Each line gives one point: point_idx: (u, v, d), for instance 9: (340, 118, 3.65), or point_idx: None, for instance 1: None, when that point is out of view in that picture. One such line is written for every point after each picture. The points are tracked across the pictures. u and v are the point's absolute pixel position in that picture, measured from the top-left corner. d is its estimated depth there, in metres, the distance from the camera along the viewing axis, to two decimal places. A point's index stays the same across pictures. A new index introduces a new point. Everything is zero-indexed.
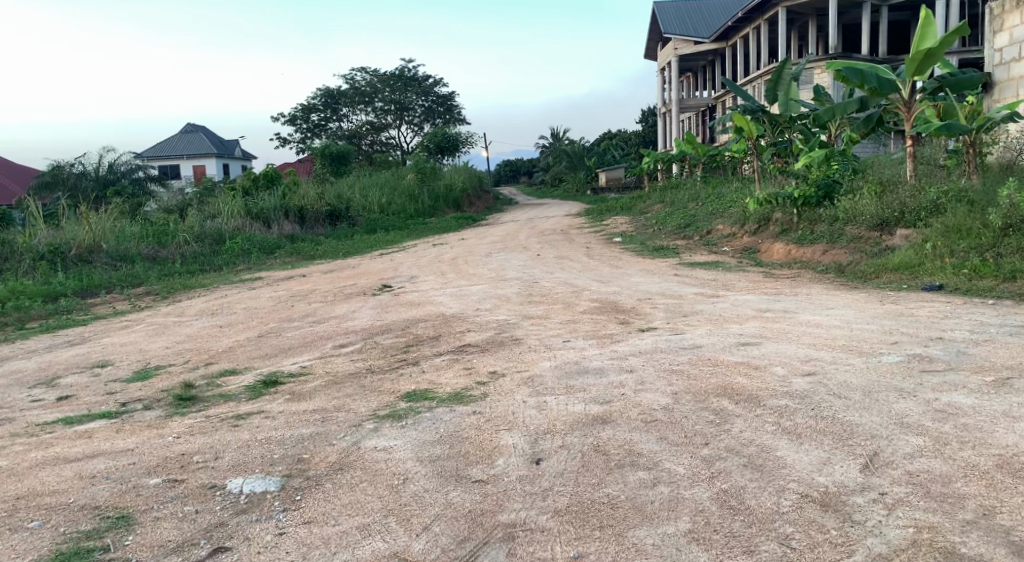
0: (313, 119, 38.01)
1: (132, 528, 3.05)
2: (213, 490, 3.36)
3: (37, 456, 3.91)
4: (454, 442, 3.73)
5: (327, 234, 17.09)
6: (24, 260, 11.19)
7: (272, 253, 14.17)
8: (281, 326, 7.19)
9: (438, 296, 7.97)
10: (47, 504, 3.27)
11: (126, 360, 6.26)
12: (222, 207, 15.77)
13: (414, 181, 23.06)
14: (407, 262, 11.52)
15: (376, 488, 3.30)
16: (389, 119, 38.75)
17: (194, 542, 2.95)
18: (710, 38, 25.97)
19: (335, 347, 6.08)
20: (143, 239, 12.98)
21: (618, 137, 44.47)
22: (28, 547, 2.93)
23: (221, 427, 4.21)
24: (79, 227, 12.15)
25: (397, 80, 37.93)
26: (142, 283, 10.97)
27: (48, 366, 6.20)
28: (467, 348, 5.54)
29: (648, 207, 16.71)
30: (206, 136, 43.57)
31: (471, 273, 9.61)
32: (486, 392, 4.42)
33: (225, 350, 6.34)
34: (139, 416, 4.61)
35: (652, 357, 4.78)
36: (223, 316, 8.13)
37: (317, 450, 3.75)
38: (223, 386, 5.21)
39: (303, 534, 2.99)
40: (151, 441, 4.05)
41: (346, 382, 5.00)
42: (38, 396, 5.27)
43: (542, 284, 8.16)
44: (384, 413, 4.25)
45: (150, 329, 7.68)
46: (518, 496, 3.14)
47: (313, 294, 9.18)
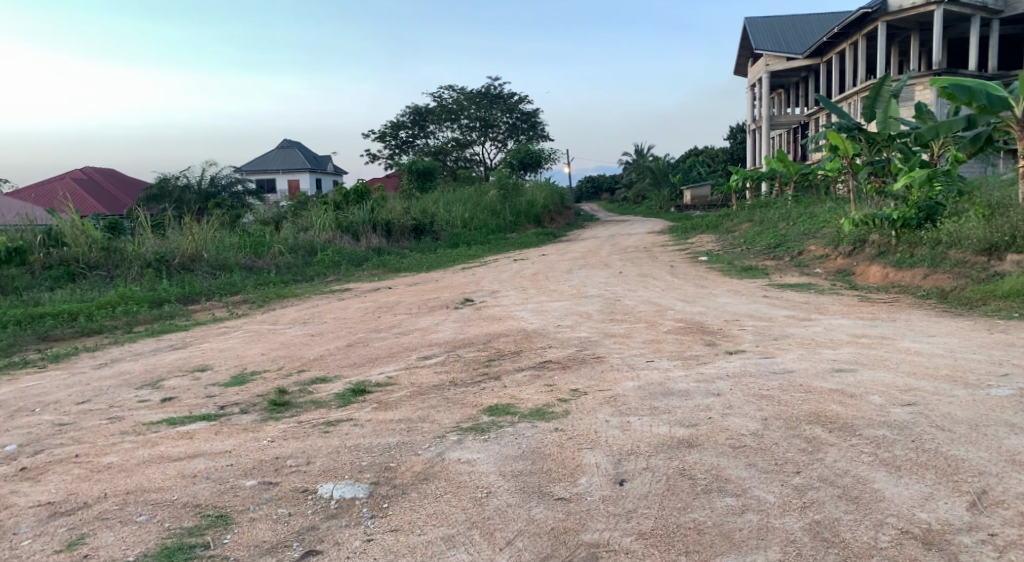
0: (401, 136, 39.15)
1: (230, 527, 3.18)
2: (305, 494, 3.48)
3: (143, 454, 4.14)
4: (537, 458, 3.74)
5: (411, 248, 17.46)
6: (132, 268, 11.89)
7: (360, 265, 14.59)
8: (368, 337, 7.38)
9: (521, 311, 8.02)
10: (154, 501, 3.46)
11: (224, 364, 6.56)
12: (315, 221, 16.37)
13: (497, 197, 23.32)
14: (489, 277, 11.63)
15: (460, 500, 3.35)
16: (474, 136, 39.18)
17: (288, 544, 3.06)
18: (805, 55, 25.29)
19: (419, 358, 6.21)
20: (240, 250, 13.61)
21: (705, 154, 43.86)
22: (136, 539, 3.10)
23: (311, 433, 4.35)
24: (183, 238, 12.82)
25: (483, 97, 38.93)
26: (239, 292, 11.47)
27: (153, 368, 6.56)
28: (549, 365, 5.56)
29: (736, 225, 16.39)
30: (301, 151, 45.42)
31: (552, 289, 9.65)
32: (568, 410, 4.42)
33: (315, 358, 6.56)
34: (236, 419, 4.82)
35: (740, 381, 4.67)
36: (313, 325, 8.41)
37: (403, 460, 3.83)
38: (314, 392, 5.39)
39: (390, 541, 3.06)
40: (247, 444, 4.24)
41: (430, 394, 5.09)
42: (144, 397, 5.58)
43: (625, 302, 8.12)
44: (467, 426, 4.31)
45: (247, 335, 8.03)
46: (601, 517, 3.12)
47: (399, 305, 9.42)
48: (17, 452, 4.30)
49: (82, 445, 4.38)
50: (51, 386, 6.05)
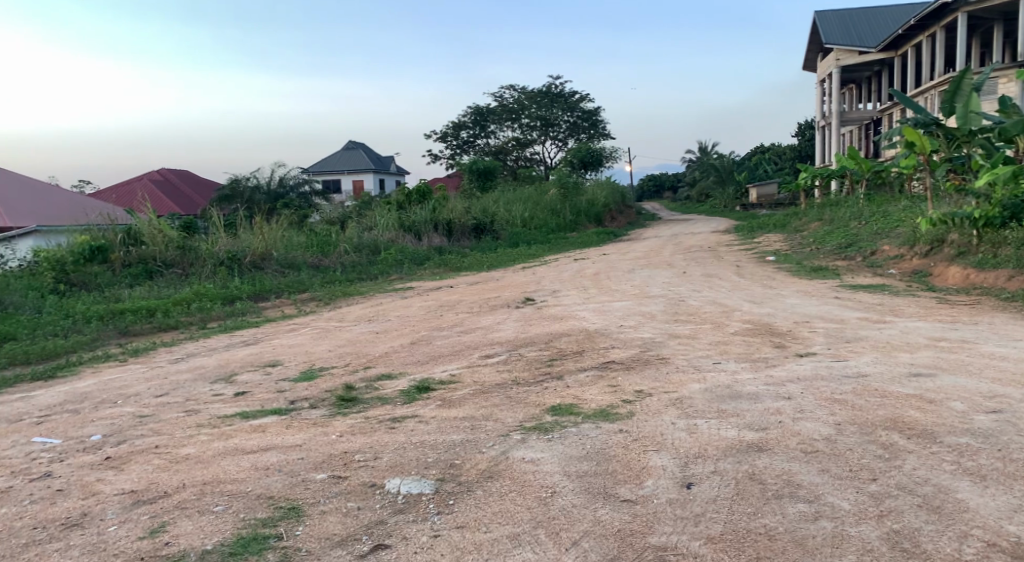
0: (462, 136, 39.53)
1: (301, 519, 3.26)
2: (373, 489, 3.54)
3: (219, 446, 4.29)
4: (602, 459, 3.72)
5: (471, 247, 17.58)
6: (206, 266, 12.30)
7: (422, 264, 14.77)
8: (431, 335, 7.46)
9: (583, 311, 7.98)
10: (229, 491, 3.57)
11: (293, 360, 6.74)
12: (378, 220, 16.68)
13: (557, 197, 23.29)
14: (550, 276, 11.61)
15: (525, 499, 3.36)
16: (534, 135, 39.20)
17: (357, 538, 3.12)
18: (878, 48, 24.45)
19: (482, 357, 6.24)
20: (308, 250, 13.97)
21: (771, 152, 42.89)
22: (213, 528, 3.21)
23: (378, 429, 4.43)
24: (254, 237, 13.20)
25: (544, 96, 38.87)
26: (306, 289, 11.75)
27: (226, 363, 6.78)
28: (612, 365, 5.53)
29: (804, 224, 15.98)
30: (365, 152, 46.24)
31: (614, 289, 9.59)
32: (633, 411, 4.38)
33: (380, 355, 6.67)
34: (306, 413, 4.95)
35: (812, 385, 4.55)
36: (378, 323, 8.54)
37: (468, 457, 3.86)
38: (380, 389, 5.48)
39: (456, 538, 3.09)
40: (316, 438, 4.34)
41: (493, 393, 5.11)
42: (218, 390, 5.77)
43: (690, 302, 8.01)
44: (530, 425, 4.32)
45: (314, 332, 8.23)
46: (668, 520, 3.09)
47: (461, 304, 9.50)
48: (103, 442, 4.50)
49: (162, 437, 4.55)
50: (132, 379, 6.31)
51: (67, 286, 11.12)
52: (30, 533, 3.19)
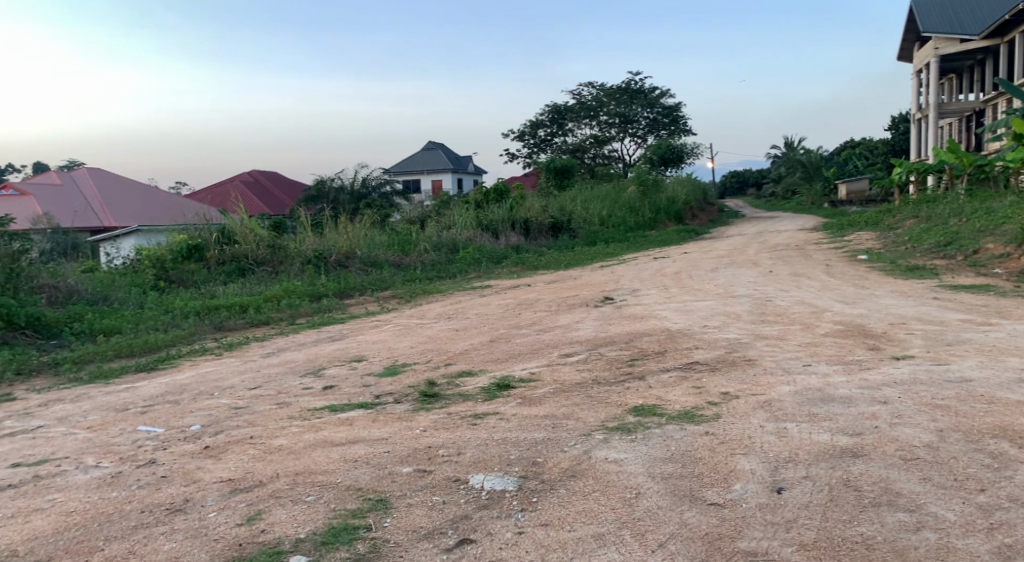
0: (540, 134, 39.62)
1: (389, 512, 3.34)
2: (458, 484, 3.59)
3: (309, 438, 4.43)
4: (687, 461, 3.66)
5: (549, 245, 17.59)
6: (294, 264, 12.72)
7: (500, 262, 14.88)
8: (511, 333, 7.49)
9: (665, 310, 7.86)
10: (320, 482, 3.69)
11: (377, 356, 6.89)
12: (457, 219, 16.95)
13: (636, 194, 23.04)
14: (629, 275, 11.49)
15: (610, 499, 3.34)
16: (613, 132, 38.88)
17: (443, 532, 3.16)
18: (981, 35, 23.17)
19: (561, 356, 6.23)
20: (390, 248, 14.29)
21: (862, 146, 41.25)
22: (306, 518, 3.31)
23: (460, 425, 4.48)
24: (339, 236, 13.59)
25: (623, 93, 38.42)
26: (388, 287, 12.03)
27: (314, 358, 7.00)
28: (696, 366, 5.43)
29: (899, 222, 15.31)
30: (444, 152, 46.86)
31: (697, 288, 9.42)
32: (719, 414, 4.29)
33: (461, 352, 6.75)
34: (391, 408, 5.05)
35: (910, 389, 4.35)
36: (458, 321, 8.64)
37: (550, 456, 3.87)
38: (462, 386, 5.55)
39: (541, 536, 3.09)
40: (401, 433, 4.42)
41: (574, 392, 5.10)
42: (308, 384, 5.96)
43: (777, 302, 7.78)
44: (612, 425, 4.28)
45: (396, 329, 8.40)
46: (759, 525, 3.01)
47: (539, 302, 9.51)
48: (202, 431, 4.71)
49: (256, 428, 4.73)
50: (227, 372, 6.58)
51: (167, 282, 11.71)
52: (138, 516, 3.37)
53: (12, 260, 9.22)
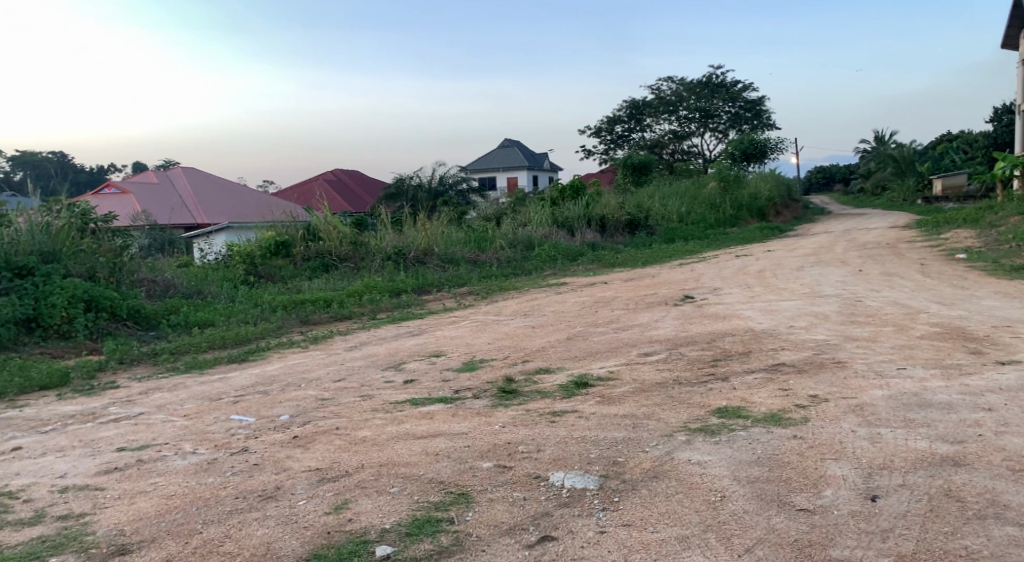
0: (617, 130, 39.27)
1: (471, 506, 3.37)
2: (538, 481, 3.59)
3: (391, 430, 4.52)
4: (775, 465, 3.56)
5: (625, 242, 17.43)
6: (375, 260, 13.02)
7: (576, 259, 14.85)
8: (589, 331, 7.45)
9: (748, 310, 7.66)
10: (403, 474, 3.75)
11: (455, 351, 6.97)
12: (533, 216, 17.03)
13: (716, 190, 22.56)
14: (708, 274, 11.27)
15: (693, 502, 3.28)
16: (693, 127, 38.17)
17: (525, 528, 3.17)
18: None
19: (641, 355, 6.16)
20: (466, 245, 14.45)
21: (961, 139, 39.21)
22: (390, 509, 3.38)
23: (539, 422, 4.49)
24: (417, 233, 13.81)
25: (704, 87, 37.67)
26: (465, 283, 12.15)
27: (394, 352, 7.14)
28: (782, 368, 5.27)
29: (1002, 219, 14.49)
30: (520, 149, 47.00)
31: (781, 287, 9.15)
32: (808, 417, 4.15)
33: (538, 349, 6.75)
34: (469, 403, 5.10)
35: (1017, 396, 4.11)
36: (534, 318, 8.67)
37: (632, 456, 3.83)
38: (540, 383, 5.55)
39: (623, 536, 3.06)
40: (481, 428, 4.46)
41: (654, 391, 5.03)
42: (389, 378, 6.09)
43: (868, 303, 7.48)
44: (695, 426, 4.21)
45: (474, 325, 8.48)
46: (852, 533, 2.91)
47: (616, 300, 9.42)
48: (290, 422, 4.87)
49: (341, 419, 4.86)
50: (313, 365, 6.79)
51: (256, 277, 12.15)
52: (233, 502, 3.50)
53: (114, 255, 9.77)
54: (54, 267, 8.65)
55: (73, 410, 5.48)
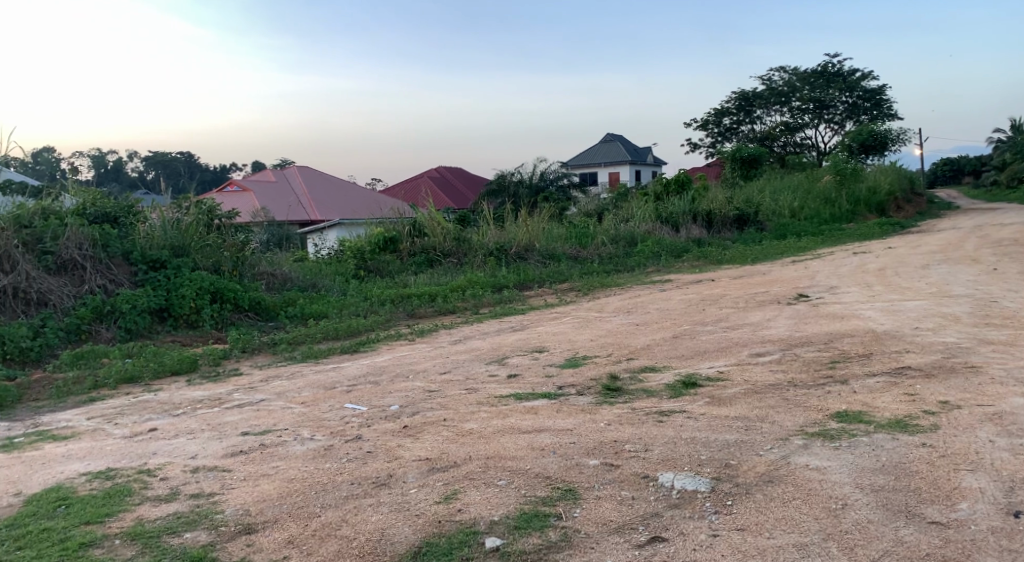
0: (725, 123, 38.21)
1: (579, 503, 3.35)
2: (646, 481, 3.53)
3: (497, 424, 4.56)
4: (902, 474, 3.36)
5: (733, 238, 16.94)
6: (478, 256, 13.21)
7: (681, 255, 14.53)
8: (696, 329, 7.28)
9: (868, 310, 7.28)
10: (511, 468, 3.78)
11: (558, 347, 6.96)
12: (636, 212, 16.80)
13: (831, 184, 21.57)
14: (823, 271, 10.75)
15: (812, 508, 3.14)
16: (806, 118, 36.64)
17: (634, 528, 3.12)
18: None
19: (752, 355, 5.95)
20: (567, 241, 14.43)
21: None
22: (498, 502, 3.40)
23: (647, 421, 4.42)
24: (519, 228, 13.91)
25: (819, 76, 36.10)
26: (566, 279, 12.11)
27: (498, 347, 7.20)
28: (907, 372, 4.97)
29: None
30: (623, 144, 46.52)
31: (904, 286, 8.63)
32: (937, 424, 3.90)
33: (643, 347, 6.64)
34: (574, 399, 5.08)
35: None
36: (638, 315, 8.55)
37: (745, 459, 3.70)
38: (646, 381, 5.47)
39: (737, 540, 2.97)
40: (587, 425, 4.43)
41: (767, 393, 4.86)
42: (493, 371, 6.16)
43: (1005, 304, 6.95)
44: (813, 430, 4.03)
45: (576, 321, 8.45)
46: (992, 552, 2.71)
47: (725, 298, 9.16)
48: (400, 411, 5.00)
49: (447, 411, 4.95)
50: (420, 357, 6.95)
51: (365, 271, 12.55)
52: (348, 487, 3.62)
53: (237, 250, 10.33)
54: (183, 261, 9.21)
55: (202, 395, 5.83)
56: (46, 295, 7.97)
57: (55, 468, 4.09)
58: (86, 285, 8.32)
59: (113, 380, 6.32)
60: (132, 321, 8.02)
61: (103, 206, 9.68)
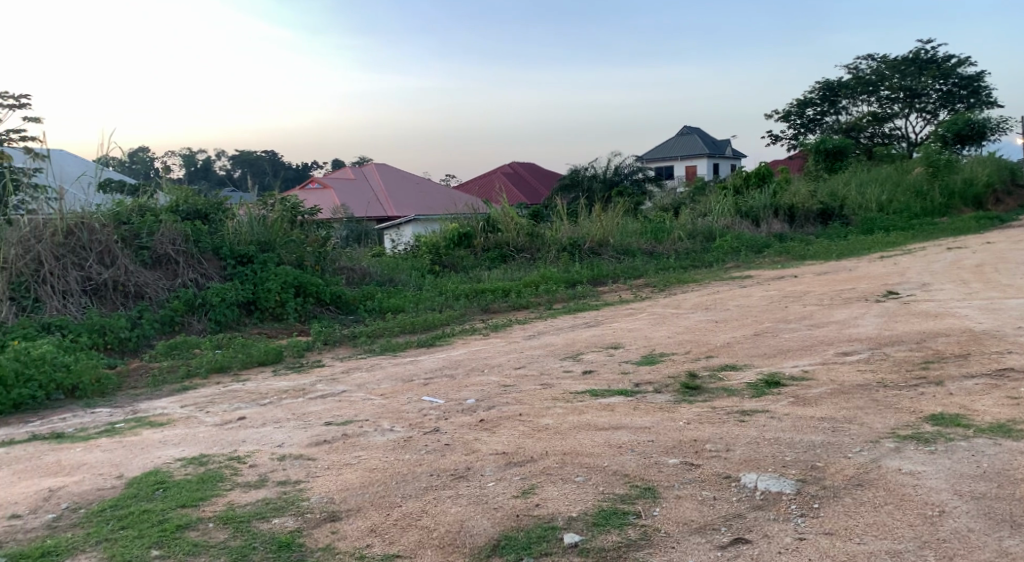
0: (808, 114, 36.92)
1: (658, 501, 3.30)
2: (729, 481, 3.45)
3: (573, 420, 4.53)
4: (1005, 481, 3.18)
5: (817, 233, 16.38)
6: (551, 251, 13.21)
7: (761, 251, 14.16)
8: (778, 327, 7.07)
9: (963, 309, 6.91)
10: (588, 464, 3.76)
11: (634, 344, 6.88)
12: (714, 206, 16.46)
13: (923, 176, 20.62)
14: (915, 268, 10.26)
15: (906, 514, 3.00)
16: (896, 108, 35.15)
17: (716, 528, 3.06)
18: None
19: (838, 354, 5.74)
20: (642, 236, 14.28)
21: None
22: (576, 498, 3.38)
23: (727, 421, 4.31)
24: (593, 224, 13.83)
25: (911, 63, 34.57)
26: (641, 275, 11.94)
27: (572, 342, 7.17)
28: (1009, 373, 4.70)
29: None
30: (700, 136, 45.61)
31: (1004, 283, 8.17)
32: None
33: (723, 345, 6.48)
34: (651, 397, 5.02)
35: None
36: (717, 311, 8.36)
37: (832, 461, 3.57)
38: (726, 380, 5.34)
39: (825, 544, 2.86)
40: (665, 423, 4.36)
41: (855, 394, 4.68)
42: (568, 367, 6.14)
43: None
44: (906, 433, 3.85)
45: (652, 317, 8.33)
46: None
47: (808, 295, 8.87)
48: (476, 405, 5.04)
49: (523, 406, 4.95)
50: (495, 351, 6.98)
51: (440, 267, 12.72)
52: (427, 478, 3.67)
53: (319, 246, 10.64)
54: (269, 255, 9.53)
55: (287, 385, 6.01)
56: (143, 288, 8.36)
57: (153, 453, 4.30)
58: (179, 279, 8.70)
59: (204, 369, 6.60)
60: (222, 313, 8.37)
61: (194, 203, 10.11)
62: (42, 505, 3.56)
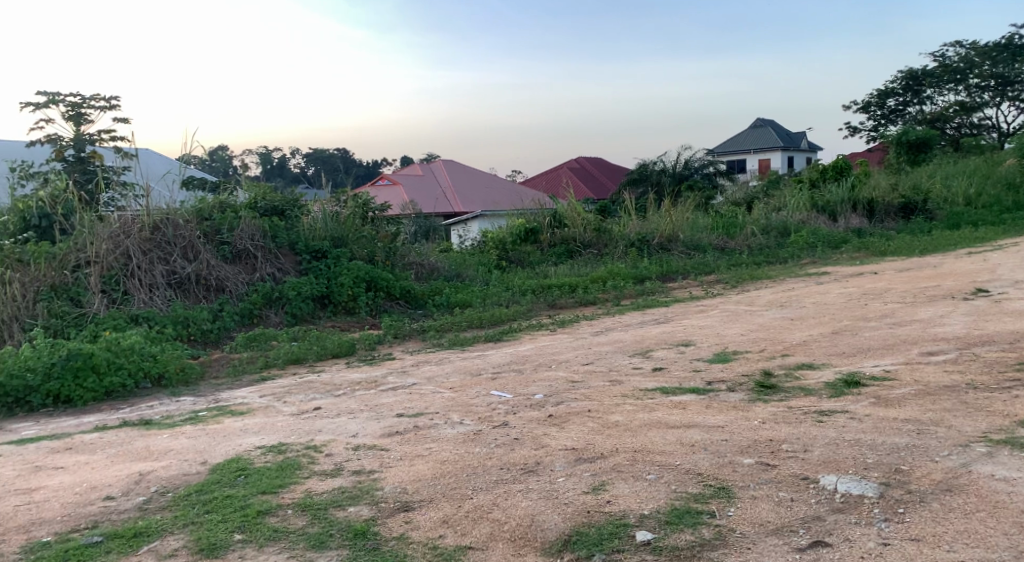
0: (889, 104, 35.63)
1: (733, 501, 3.23)
2: (807, 482, 3.35)
3: (644, 417, 4.48)
4: None
5: (898, 228, 15.76)
6: (619, 246, 13.11)
7: (838, 246, 13.71)
8: (858, 325, 6.83)
9: None
10: (660, 462, 3.71)
11: (705, 341, 6.75)
12: (788, 200, 16.05)
13: (1015, 167, 19.56)
14: (1006, 264, 9.75)
15: (1000, 522, 2.85)
16: (986, 97, 33.31)
17: (794, 530, 2.97)
18: None
19: (923, 354, 5.50)
20: (713, 231, 14.01)
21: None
22: (648, 496, 3.34)
23: (805, 421, 4.19)
24: (663, 219, 13.63)
25: (1002, 49, 32.50)
26: (712, 272, 11.71)
27: (641, 339, 7.09)
28: None
29: None
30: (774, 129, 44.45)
31: None
32: None
33: (799, 343, 6.30)
34: (724, 395, 4.92)
35: None
36: (793, 309, 8.12)
37: (918, 464, 3.42)
38: (802, 379, 5.18)
39: (911, 550, 2.75)
40: (738, 422, 4.27)
41: (942, 395, 4.47)
42: (638, 364, 6.06)
43: None
44: (999, 438, 3.66)
45: (725, 314, 8.16)
46: None
47: (889, 292, 8.52)
48: (545, 401, 5.03)
49: (592, 402, 4.92)
50: (563, 347, 6.96)
51: (508, 262, 12.78)
52: (498, 472, 3.69)
53: (390, 241, 10.84)
54: (342, 251, 9.77)
55: (359, 377, 6.14)
56: (223, 282, 8.65)
57: (234, 440, 4.45)
58: (257, 273, 8.98)
59: (281, 360, 6.80)
60: (297, 306, 8.60)
61: (271, 200, 10.42)
62: (134, 488, 3.74)
